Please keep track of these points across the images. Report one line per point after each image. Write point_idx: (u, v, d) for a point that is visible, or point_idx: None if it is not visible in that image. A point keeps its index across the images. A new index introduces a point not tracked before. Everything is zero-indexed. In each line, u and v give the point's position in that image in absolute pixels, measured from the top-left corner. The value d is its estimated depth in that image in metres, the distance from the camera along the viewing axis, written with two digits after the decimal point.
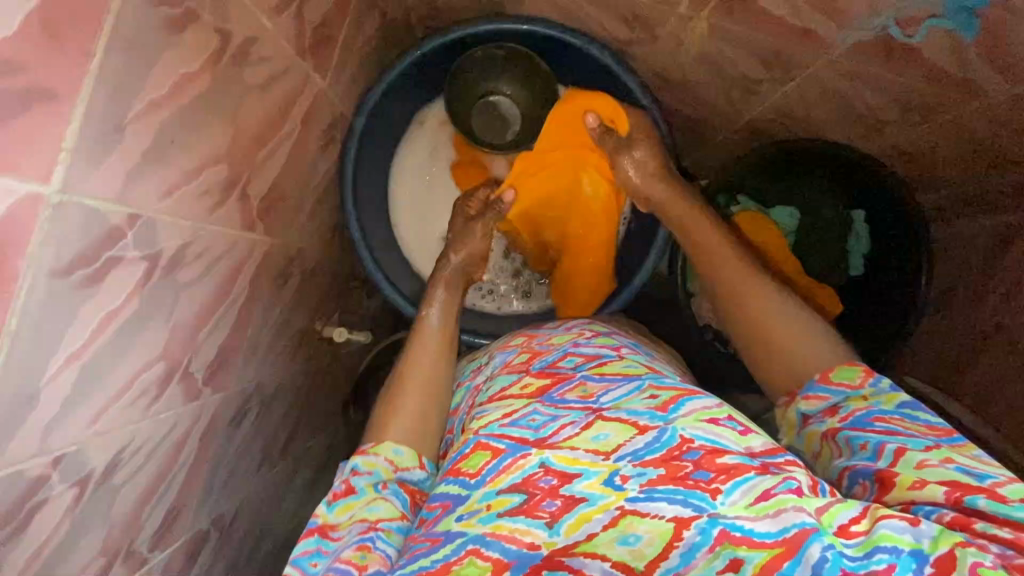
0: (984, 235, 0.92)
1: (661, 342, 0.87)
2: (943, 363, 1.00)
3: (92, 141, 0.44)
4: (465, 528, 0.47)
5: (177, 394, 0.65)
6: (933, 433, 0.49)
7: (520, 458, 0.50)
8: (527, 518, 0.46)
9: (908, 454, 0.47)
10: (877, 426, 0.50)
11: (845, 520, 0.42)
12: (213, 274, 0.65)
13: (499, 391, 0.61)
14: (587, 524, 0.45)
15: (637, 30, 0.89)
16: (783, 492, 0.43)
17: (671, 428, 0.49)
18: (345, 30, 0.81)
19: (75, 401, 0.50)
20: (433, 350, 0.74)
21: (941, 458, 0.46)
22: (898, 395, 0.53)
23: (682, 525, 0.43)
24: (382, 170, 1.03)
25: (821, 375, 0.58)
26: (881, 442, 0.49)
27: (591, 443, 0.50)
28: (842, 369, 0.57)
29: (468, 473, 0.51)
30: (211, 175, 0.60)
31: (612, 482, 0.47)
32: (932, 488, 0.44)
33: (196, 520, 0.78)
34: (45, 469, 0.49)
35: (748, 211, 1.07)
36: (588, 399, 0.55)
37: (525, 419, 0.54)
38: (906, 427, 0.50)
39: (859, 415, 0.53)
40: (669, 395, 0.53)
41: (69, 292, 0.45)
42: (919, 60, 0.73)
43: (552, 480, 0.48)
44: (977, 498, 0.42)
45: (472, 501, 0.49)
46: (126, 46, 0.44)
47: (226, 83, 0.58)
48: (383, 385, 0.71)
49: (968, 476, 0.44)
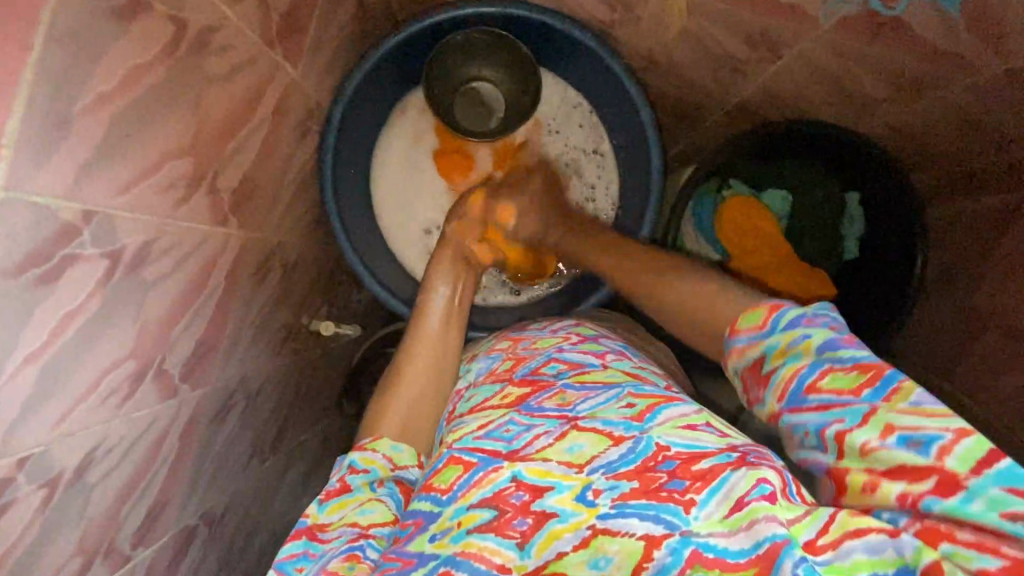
0: (983, 217, 0.88)
1: (647, 336, 0.85)
2: (935, 349, 0.98)
3: (37, 136, 0.43)
4: (437, 549, 0.46)
5: (152, 392, 0.65)
6: (862, 384, 0.42)
7: (492, 471, 0.48)
8: (498, 537, 0.44)
9: (849, 440, 0.41)
10: (810, 402, 0.43)
11: (812, 535, 0.40)
12: (184, 271, 0.65)
13: (479, 403, 0.59)
14: (556, 542, 0.44)
15: (617, 10, 0.86)
16: (757, 500, 0.41)
17: (647, 437, 0.47)
18: (317, 17, 0.79)
19: (37, 402, 0.50)
20: (434, 347, 0.71)
21: (881, 433, 0.40)
22: (813, 338, 0.45)
23: (652, 544, 0.42)
24: (363, 161, 1.02)
25: (730, 328, 0.51)
26: (820, 430, 0.42)
27: (565, 455, 0.48)
28: (746, 315, 0.50)
29: (440, 489, 0.49)
30: (174, 169, 0.59)
31: (584, 498, 0.45)
32: (886, 490, 0.39)
33: (183, 516, 0.79)
34: (10, 470, 0.50)
35: (741, 195, 1.05)
36: (565, 407, 0.53)
37: (499, 429, 0.52)
38: (835, 390, 0.42)
39: (789, 388, 0.44)
40: (646, 404, 0.51)
41: (22, 293, 0.45)
42: (908, 35, 0.70)
43: (524, 495, 0.46)
44: (933, 500, 0.38)
45: (444, 519, 0.47)
46: (69, 37, 0.44)
47: (185, 73, 0.57)
48: (378, 379, 0.69)
49: (913, 450, 0.39)
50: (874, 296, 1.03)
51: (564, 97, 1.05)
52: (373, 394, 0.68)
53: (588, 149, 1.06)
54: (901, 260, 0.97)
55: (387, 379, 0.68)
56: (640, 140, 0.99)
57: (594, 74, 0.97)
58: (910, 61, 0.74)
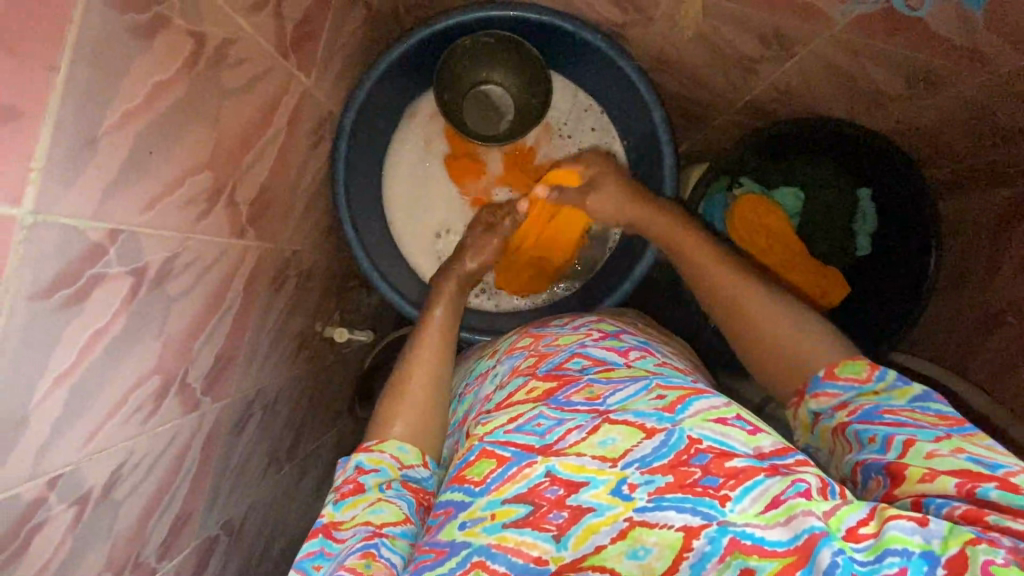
0: (995, 210, 0.89)
1: (671, 334, 0.84)
2: (950, 342, 0.98)
3: (64, 158, 0.43)
4: (468, 538, 0.45)
5: (174, 406, 0.65)
6: (943, 424, 0.46)
7: (526, 467, 0.47)
8: (535, 532, 0.44)
9: (918, 444, 0.44)
10: (887, 419, 0.48)
11: (853, 523, 0.40)
12: (204, 285, 0.65)
13: (506, 399, 0.57)
14: (594, 536, 0.43)
15: (629, 11, 0.86)
16: (792, 497, 0.41)
17: (679, 429, 0.47)
18: (329, 24, 0.79)
19: (65, 424, 0.50)
20: (438, 351, 0.74)
21: (952, 449, 0.43)
22: (910, 389, 0.50)
23: (691, 534, 0.41)
24: (374, 166, 1.02)
25: (826, 370, 0.56)
26: (889, 434, 0.46)
27: (598, 449, 0.47)
28: (847, 364, 0.55)
29: (473, 481, 0.48)
30: (195, 184, 0.59)
31: (620, 491, 0.44)
32: (945, 479, 0.41)
33: (204, 527, 0.79)
34: (41, 491, 0.49)
35: (751, 193, 1.04)
36: (595, 401, 0.52)
37: (529, 424, 0.51)
38: (915, 418, 0.47)
39: (868, 408, 0.50)
40: (676, 395, 0.50)
41: (51, 314, 0.45)
42: (928, 34, 0.70)
43: (558, 489, 0.45)
44: (990, 488, 0.40)
45: (474, 508, 0.47)
46: (92, 58, 0.43)
47: (204, 88, 0.57)
48: (387, 381, 0.71)
49: (981, 466, 0.42)
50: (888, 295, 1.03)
51: (574, 101, 1.05)
52: (381, 394, 0.69)
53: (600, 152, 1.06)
54: (916, 252, 0.97)
55: (393, 377, 0.71)
56: (653, 142, 0.99)
57: (605, 75, 0.97)
58: (925, 58, 0.74)
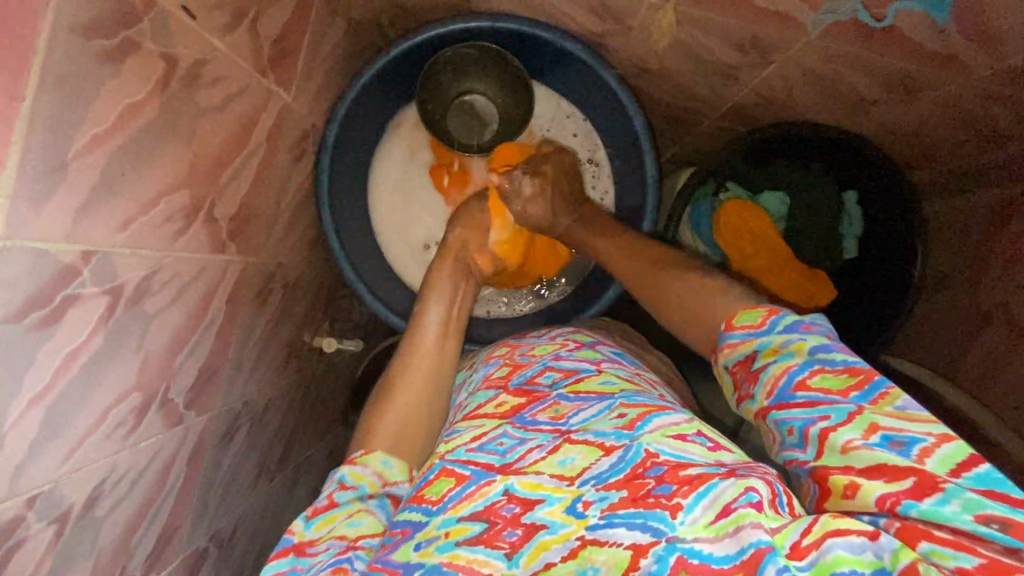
0: (981, 213, 0.89)
1: (650, 348, 0.83)
2: (941, 344, 0.97)
3: (33, 185, 0.43)
4: (423, 558, 0.45)
5: (156, 421, 0.65)
6: (851, 386, 0.43)
7: (484, 485, 0.48)
8: (487, 549, 0.44)
9: (832, 438, 0.42)
10: (798, 398, 0.44)
11: (797, 537, 0.40)
12: (184, 301, 0.65)
13: (474, 410, 0.58)
14: (545, 553, 0.43)
15: (607, 21, 0.86)
16: (743, 507, 0.41)
17: (637, 444, 0.47)
18: (307, 40, 0.80)
19: (42, 443, 0.50)
20: (429, 364, 0.70)
21: (865, 432, 0.41)
22: (806, 341, 0.47)
23: (639, 553, 0.41)
24: (359, 179, 1.03)
25: (726, 323, 0.54)
26: (805, 426, 0.43)
27: (557, 468, 0.48)
28: (743, 315, 0.53)
29: (431, 500, 0.49)
30: (171, 203, 0.60)
31: (574, 509, 0.45)
32: (866, 492, 0.40)
33: (192, 538, 0.79)
34: (21, 510, 0.50)
35: (738, 198, 1.05)
36: (559, 420, 0.53)
37: (492, 442, 0.51)
38: (825, 388, 0.44)
39: (781, 384, 0.46)
40: (636, 413, 0.51)
41: (24, 336, 0.46)
42: (900, 41, 0.70)
43: (514, 508, 0.45)
44: (912, 503, 0.38)
45: (430, 528, 0.47)
46: (61, 84, 0.44)
47: (178, 108, 0.58)
48: (372, 392, 0.69)
49: (895, 451, 0.40)
50: (877, 291, 1.02)
51: (556, 107, 1.06)
52: (366, 406, 0.67)
53: (582, 159, 1.06)
54: (900, 251, 0.97)
55: (391, 367, 0.71)
56: (635, 149, 0.99)
57: (587, 85, 0.98)
58: (901, 65, 0.74)
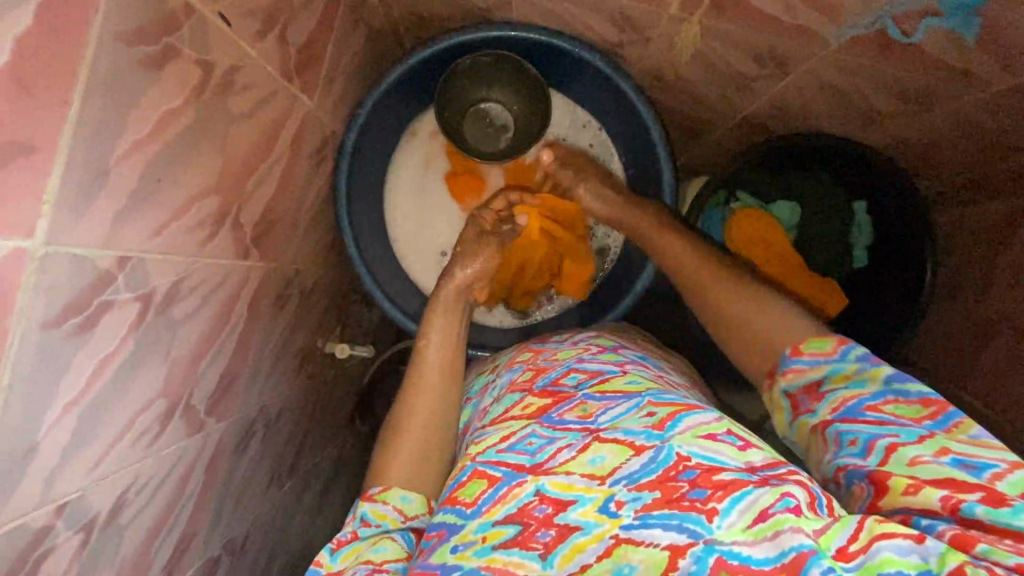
0: (987, 221, 0.90)
1: (671, 351, 0.83)
2: (948, 353, 0.98)
3: (75, 190, 0.43)
4: (459, 561, 0.45)
5: (180, 428, 0.65)
6: (924, 415, 0.46)
7: (516, 487, 0.48)
8: (522, 551, 0.44)
9: (900, 450, 0.44)
10: (868, 417, 0.47)
11: (842, 542, 0.40)
12: (209, 306, 0.65)
13: (502, 414, 0.58)
14: (580, 555, 0.43)
15: (627, 32, 0.87)
16: (781, 512, 0.41)
17: (668, 446, 0.47)
18: (331, 47, 0.80)
19: (73, 450, 0.50)
20: (436, 392, 0.70)
21: (935, 451, 0.43)
22: (881, 370, 0.49)
23: (676, 554, 0.41)
24: (376, 185, 1.03)
25: (793, 348, 0.56)
26: (872, 438, 0.46)
27: (587, 467, 0.48)
28: (812, 341, 0.55)
29: (465, 503, 0.49)
30: (201, 209, 0.60)
31: (607, 509, 0.44)
32: (929, 492, 0.41)
33: (208, 546, 0.78)
34: (49, 519, 0.49)
35: (748, 207, 1.07)
36: (587, 419, 0.52)
37: (521, 443, 0.51)
38: (896, 414, 0.47)
39: (850, 404, 0.49)
40: (666, 412, 0.50)
41: (61, 343, 0.45)
42: (923, 55, 0.70)
43: (547, 508, 0.46)
44: (975, 504, 0.40)
45: (467, 531, 0.47)
46: (104, 93, 0.44)
47: (211, 115, 0.58)
48: (381, 428, 0.69)
49: (965, 471, 0.42)
50: (887, 300, 1.03)
51: (572, 118, 1.07)
52: (376, 444, 0.67)
53: None
54: (908, 264, 0.99)
55: (398, 400, 0.70)
56: (651, 158, 1.00)
57: (605, 93, 0.98)
58: (920, 80, 0.75)
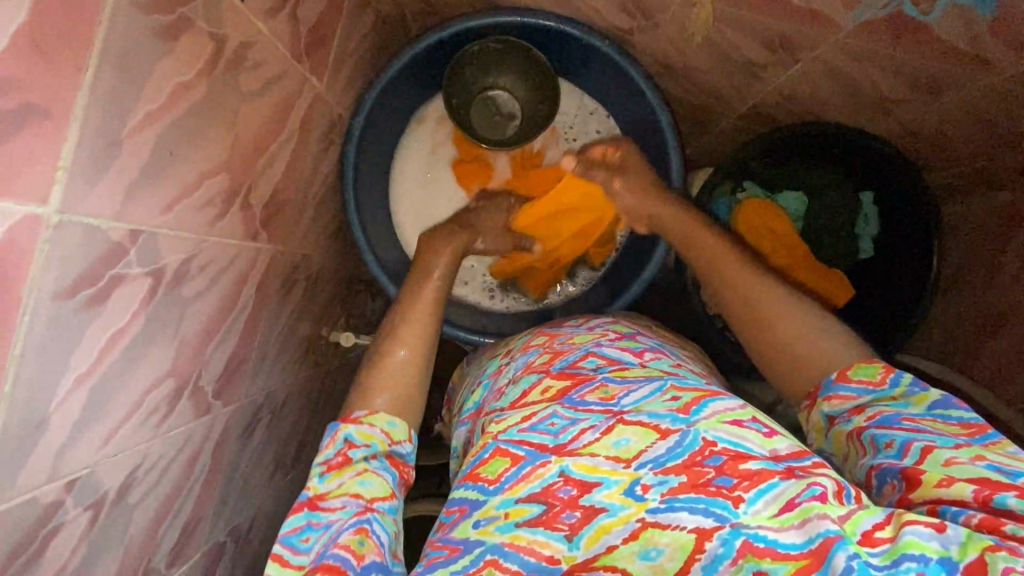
0: (998, 210, 0.90)
1: (685, 339, 0.82)
2: (955, 343, 0.98)
3: (90, 158, 0.43)
4: (482, 536, 0.45)
5: (188, 409, 0.64)
6: (964, 432, 0.46)
7: (540, 467, 0.48)
8: (547, 531, 0.44)
9: (936, 452, 0.44)
10: (904, 424, 0.47)
11: (868, 527, 0.40)
12: (218, 287, 0.64)
13: (521, 396, 0.56)
14: (605, 536, 0.43)
15: (637, 17, 0.87)
16: (807, 501, 0.41)
17: (693, 430, 0.47)
18: (340, 29, 0.80)
19: (84, 425, 0.49)
20: (424, 333, 0.69)
21: (972, 456, 0.43)
22: (928, 395, 0.50)
23: (703, 536, 0.41)
24: (382, 172, 1.03)
25: (838, 373, 0.56)
26: (907, 440, 0.46)
27: (612, 450, 0.47)
28: (861, 367, 0.55)
29: (487, 479, 0.48)
30: (211, 186, 0.59)
31: (632, 492, 0.44)
32: (961, 485, 0.41)
33: (213, 533, 0.77)
34: (59, 495, 0.49)
35: (755, 197, 1.06)
36: (609, 401, 0.52)
37: (543, 423, 0.51)
38: (935, 427, 0.47)
39: (887, 415, 0.49)
40: (691, 397, 0.50)
41: (73, 314, 0.45)
42: (933, 40, 0.70)
43: (572, 489, 0.46)
44: (1008, 496, 0.40)
45: (489, 507, 0.47)
46: (118, 60, 0.44)
47: (223, 91, 0.57)
48: (365, 358, 0.67)
49: (1001, 475, 0.41)
50: (895, 289, 1.03)
51: (580, 105, 1.07)
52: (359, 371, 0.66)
53: None
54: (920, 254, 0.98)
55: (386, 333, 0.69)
56: (658, 145, 1.00)
57: (613, 81, 0.98)
58: (932, 66, 0.75)
